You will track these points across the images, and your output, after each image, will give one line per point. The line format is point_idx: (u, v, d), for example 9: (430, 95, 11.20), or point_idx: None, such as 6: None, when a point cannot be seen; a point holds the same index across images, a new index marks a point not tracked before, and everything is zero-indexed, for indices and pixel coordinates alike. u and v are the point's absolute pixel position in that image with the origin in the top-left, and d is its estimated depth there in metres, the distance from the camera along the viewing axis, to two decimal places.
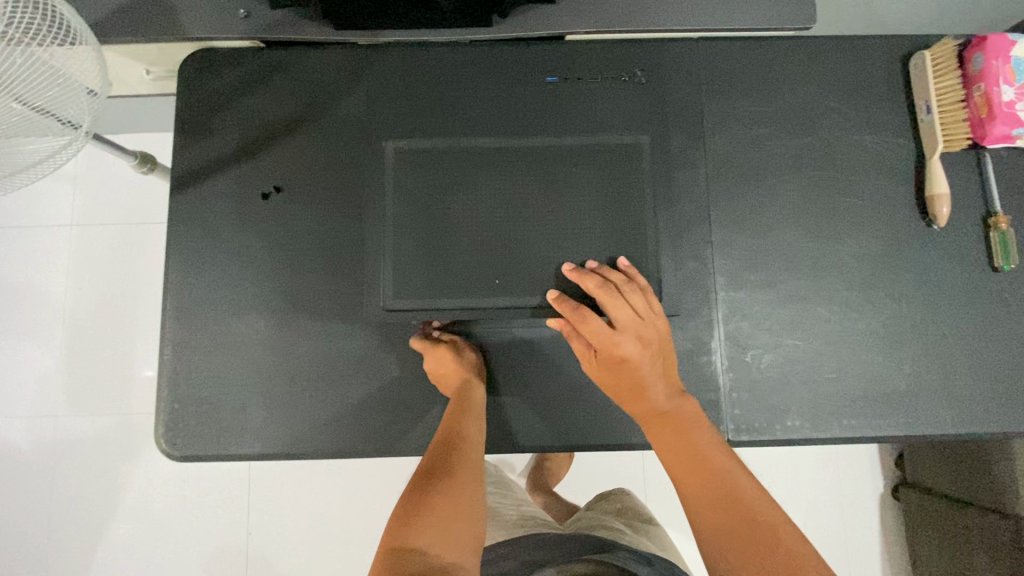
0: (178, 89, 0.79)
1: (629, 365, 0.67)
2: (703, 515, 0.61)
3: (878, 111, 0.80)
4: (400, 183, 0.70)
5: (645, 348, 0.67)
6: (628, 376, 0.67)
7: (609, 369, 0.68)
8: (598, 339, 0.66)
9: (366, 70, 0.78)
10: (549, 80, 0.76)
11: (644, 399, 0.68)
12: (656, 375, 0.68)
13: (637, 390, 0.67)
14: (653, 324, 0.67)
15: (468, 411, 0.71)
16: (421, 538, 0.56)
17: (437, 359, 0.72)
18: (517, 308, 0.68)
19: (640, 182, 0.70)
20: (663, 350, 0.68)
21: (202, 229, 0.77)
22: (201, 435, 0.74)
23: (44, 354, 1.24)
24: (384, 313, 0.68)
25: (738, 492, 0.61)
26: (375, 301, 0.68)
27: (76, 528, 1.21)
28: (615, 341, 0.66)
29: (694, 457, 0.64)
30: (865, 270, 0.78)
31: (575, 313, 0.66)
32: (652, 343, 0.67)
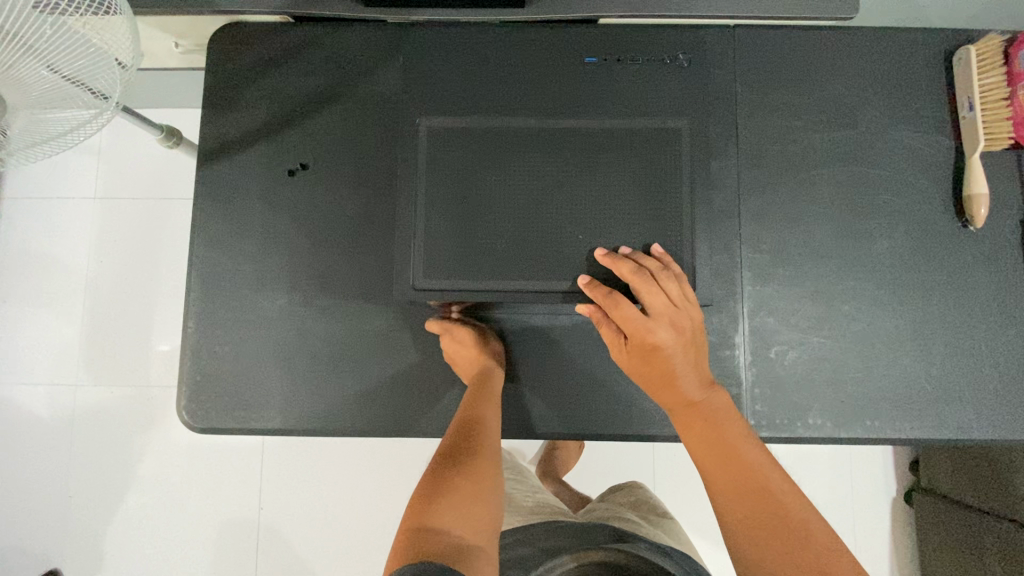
0: (209, 60, 0.79)
1: (661, 352, 0.66)
2: (732, 508, 0.61)
3: (917, 107, 0.78)
4: (434, 161, 0.69)
5: (679, 337, 0.66)
6: (659, 365, 0.66)
7: (640, 357, 0.67)
8: (632, 326, 0.66)
9: (400, 48, 0.77)
10: (587, 61, 0.74)
11: (675, 387, 0.67)
12: (688, 364, 0.67)
13: (668, 378, 0.66)
14: (687, 312, 0.66)
15: (487, 394, 0.70)
16: (443, 518, 0.57)
17: (458, 340, 0.73)
18: (545, 293, 0.68)
19: (674, 170, 0.69)
20: (695, 340, 0.67)
21: (228, 203, 0.77)
22: (222, 409, 0.75)
23: (66, 324, 1.26)
24: (412, 292, 0.68)
25: (768, 486, 0.61)
26: (402, 281, 0.68)
27: (93, 495, 1.23)
28: (648, 327, 0.65)
29: (725, 449, 0.63)
30: (896, 270, 0.76)
31: (608, 299, 0.65)
32: (686, 331, 0.66)
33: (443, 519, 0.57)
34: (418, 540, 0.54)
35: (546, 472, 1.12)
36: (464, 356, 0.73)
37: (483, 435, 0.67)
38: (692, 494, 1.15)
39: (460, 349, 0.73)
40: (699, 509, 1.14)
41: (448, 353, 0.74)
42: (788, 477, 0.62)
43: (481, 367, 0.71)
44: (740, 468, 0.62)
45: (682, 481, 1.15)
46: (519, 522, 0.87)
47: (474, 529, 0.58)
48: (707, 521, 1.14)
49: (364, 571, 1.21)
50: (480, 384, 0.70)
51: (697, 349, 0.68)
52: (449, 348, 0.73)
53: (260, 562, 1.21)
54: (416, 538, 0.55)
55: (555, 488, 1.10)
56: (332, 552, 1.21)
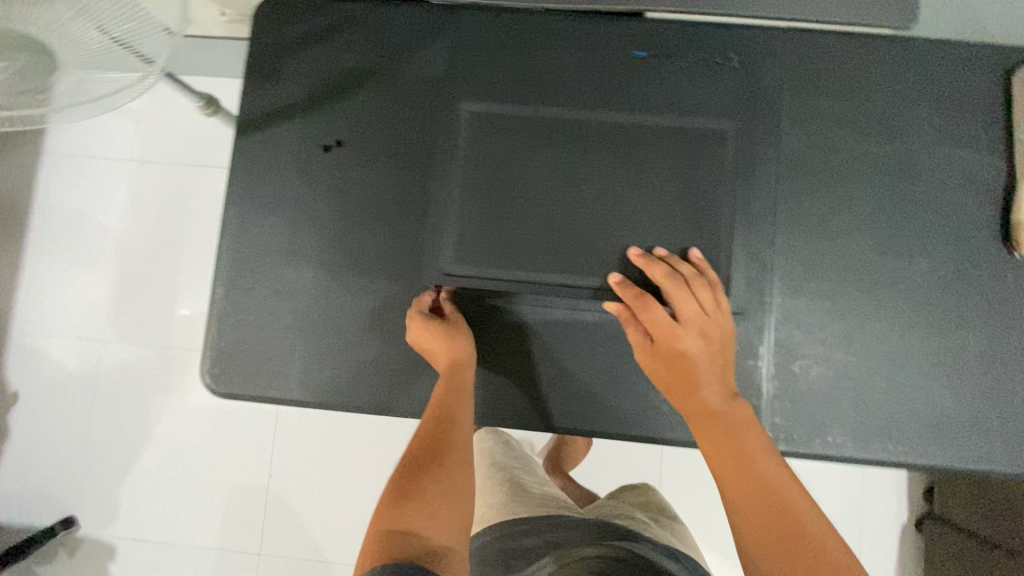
0: (253, 32, 0.80)
1: (687, 360, 0.65)
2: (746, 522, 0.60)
3: (969, 125, 0.76)
4: (473, 144, 0.71)
5: (707, 345, 0.66)
6: (684, 371, 0.66)
7: (663, 363, 0.67)
8: (660, 329, 0.66)
9: (441, 29, 0.76)
10: (637, 54, 0.74)
11: (697, 395, 0.66)
12: (713, 375, 0.66)
13: (691, 386, 0.66)
14: (718, 322, 0.67)
15: (460, 388, 0.69)
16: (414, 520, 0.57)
17: (429, 332, 0.70)
18: (576, 287, 0.70)
19: (716, 171, 0.71)
20: (724, 351, 0.67)
21: (263, 174, 0.78)
22: (245, 376, 0.76)
23: (97, 281, 1.30)
24: (443, 276, 0.72)
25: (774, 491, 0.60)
26: (437, 265, 0.72)
27: (112, 446, 1.27)
28: (677, 333, 0.66)
29: (743, 462, 0.62)
30: (932, 292, 0.74)
31: (638, 301, 0.66)
32: (714, 341, 0.66)
33: (414, 519, 0.57)
34: (391, 542, 0.55)
35: (554, 465, 1.13)
36: (433, 347, 0.70)
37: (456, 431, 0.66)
38: (696, 500, 1.14)
39: (430, 340, 0.70)
40: (704, 516, 1.14)
41: (418, 343, 0.71)
42: (807, 497, 0.61)
43: (451, 360, 0.69)
44: (751, 476, 0.61)
45: (689, 487, 1.15)
46: (523, 513, 0.86)
47: (446, 530, 0.57)
48: (712, 530, 1.13)
49: None
50: (450, 379, 0.69)
51: (724, 362, 0.67)
52: (421, 336, 0.70)
53: (266, 527, 1.24)
54: (384, 540, 0.55)
55: (562, 484, 1.10)
56: (335, 524, 1.24)
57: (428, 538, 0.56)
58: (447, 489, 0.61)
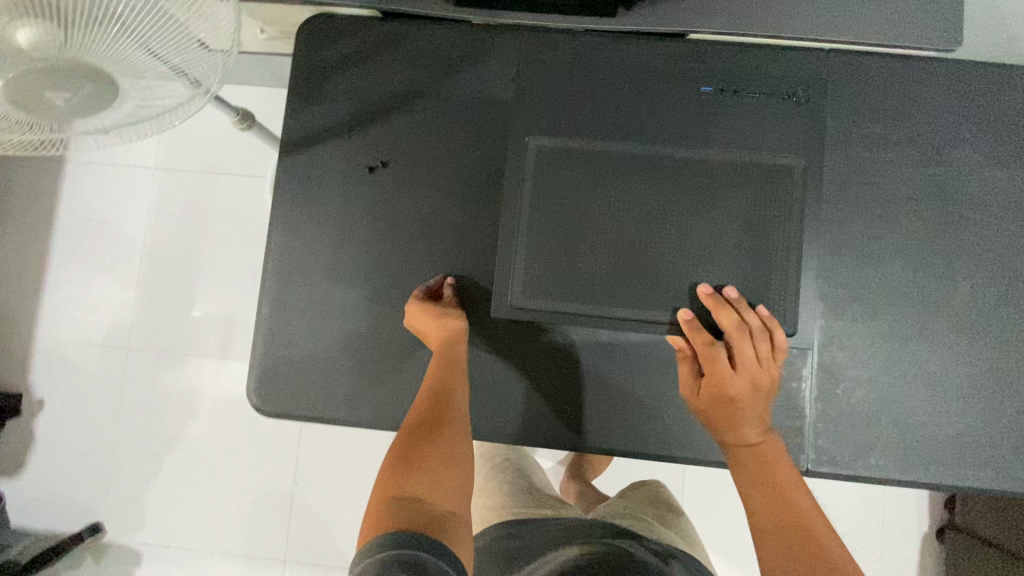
0: (296, 52, 0.81)
1: (737, 403, 0.66)
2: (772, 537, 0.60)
3: (1012, 148, 0.76)
4: (541, 179, 0.72)
5: (758, 393, 0.67)
6: (731, 416, 0.66)
7: (712, 403, 0.67)
8: (717, 374, 0.67)
9: (486, 52, 0.78)
10: (703, 88, 0.74)
11: (737, 429, 0.66)
12: (757, 415, 0.67)
13: (733, 423, 0.66)
14: (770, 373, 0.68)
15: (455, 363, 0.69)
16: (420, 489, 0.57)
17: (420, 310, 0.71)
18: (640, 321, 0.71)
19: (783, 207, 0.71)
20: (770, 400, 0.68)
21: (307, 193, 0.79)
22: (289, 395, 0.77)
23: (123, 289, 1.30)
24: (510, 309, 0.72)
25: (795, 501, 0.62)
26: (504, 298, 0.72)
27: (139, 453, 1.28)
28: (733, 379, 0.66)
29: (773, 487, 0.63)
30: (975, 314, 0.74)
31: (702, 340, 0.67)
32: (766, 390, 0.67)
33: (421, 489, 0.57)
34: (395, 509, 0.54)
35: (576, 474, 1.13)
36: (425, 322, 0.70)
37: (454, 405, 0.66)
38: (721, 512, 1.15)
39: (422, 317, 0.71)
40: (729, 527, 1.15)
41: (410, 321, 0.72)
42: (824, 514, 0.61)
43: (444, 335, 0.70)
44: (775, 490, 0.63)
45: (715, 498, 1.15)
46: (523, 514, 0.85)
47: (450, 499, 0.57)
48: (736, 541, 1.14)
49: None
50: (444, 354, 0.70)
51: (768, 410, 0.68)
52: (413, 315, 0.71)
53: (291, 534, 1.25)
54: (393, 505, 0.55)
55: (579, 491, 1.11)
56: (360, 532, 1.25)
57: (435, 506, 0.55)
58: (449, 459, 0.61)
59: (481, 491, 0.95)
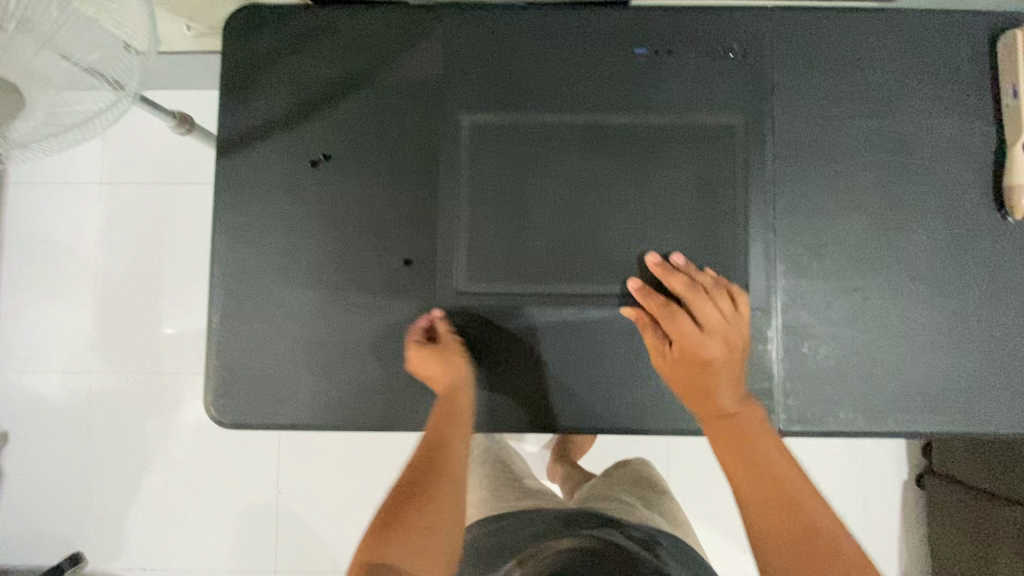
0: (224, 47, 0.77)
1: (706, 367, 0.66)
2: (769, 537, 0.58)
3: (958, 94, 0.76)
4: (477, 158, 0.72)
5: (728, 351, 0.67)
6: (702, 377, 0.66)
7: (682, 368, 0.67)
8: (681, 336, 0.67)
9: (421, 32, 0.75)
10: (637, 51, 0.73)
11: (712, 401, 0.66)
12: (730, 383, 0.67)
13: (707, 391, 0.66)
14: (738, 330, 0.67)
15: (461, 415, 0.68)
16: (397, 553, 0.57)
17: (429, 358, 0.69)
18: (592, 295, 0.72)
19: (724, 168, 0.72)
20: (743, 357, 0.68)
21: (249, 193, 0.76)
22: (249, 404, 0.74)
23: (80, 311, 1.25)
24: (457, 296, 0.73)
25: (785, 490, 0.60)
26: (450, 283, 0.73)
27: (113, 478, 1.24)
28: (699, 339, 0.66)
29: (771, 484, 0.61)
30: (932, 262, 0.75)
31: (659, 304, 0.68)
32: (736, 347, 0.67)
33: (397, 554, 0.57)
34: None
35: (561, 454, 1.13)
36: (434, 369, 0.69)
37: (448, 455, 0.65)
38: (706, 479, 1.16)
39: (429, 365, 0.69)
40: (714, 494, 1.16)
41: (417, 365, 0.70)
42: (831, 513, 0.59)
43: (452, 385, 0.69)
44: (767, 479, 0.61)
45: (698, 467, 1.16)
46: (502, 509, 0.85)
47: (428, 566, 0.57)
48: (722, 507, 1.15)
49: None
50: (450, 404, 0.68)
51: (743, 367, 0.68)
52: (421, 362, 0.69)
53: (279, 543, 1.23)
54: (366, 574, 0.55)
55: (566, 471, 1.10)
56: (349, 535, 1.23)
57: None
58: (430, 518, 0.60)
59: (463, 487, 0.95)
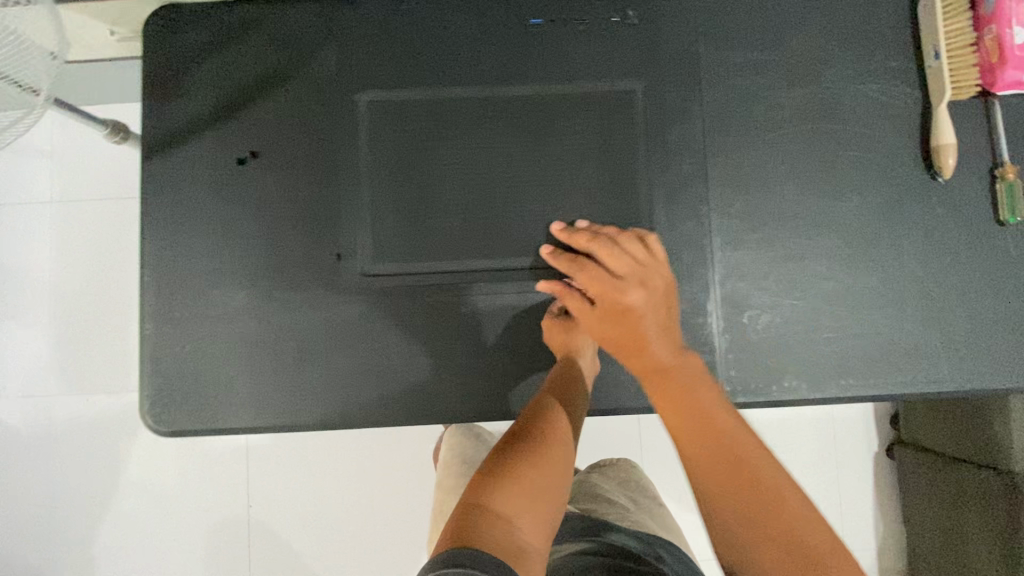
0: (144, 49, 0.75)
1: (630, 314, 0.66)
2: (711, 488, 0.58)
3: (882, 59, 0.77)
4: (377, 134, 0.72)
5: (650, 295, 0.66)
6: (628, 328, 0.66)
7: (607, 321, 0.67)
8: (601, 289, 0.67)
9: (336, 21, 0.73)
10: (532, 22, 0.74)
11: (644, 351, 0.65)
12: (660, 329, 0.65)
13: (638, 341, 0.65)
14: (656, 271, 0.67)
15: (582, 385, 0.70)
16: (505, 506, 0.55)
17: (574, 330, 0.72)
18: (502, 269, 0.72)
19: (630, 132, 0.73)
20: (668, 300, 0.67)
21: (177, 196, 0.74)
22: (187, 410, 0.73)
23: (34, 332, 1.22)
24: (361, 278, 0.72)
25: (748, 473, 0.57)
26: (354, 267, 0.72)
27: (78, 502, 1.21)
28: (618, 289, 0.67)
29: (714, 437, 0.59)
30: (866, 227, 0.75)
31: (570, 264, 0.69)
32: (657, 289, 0.66)
33: (506, 507, 0.55)
34: (474, 522, 0.53)
35: None
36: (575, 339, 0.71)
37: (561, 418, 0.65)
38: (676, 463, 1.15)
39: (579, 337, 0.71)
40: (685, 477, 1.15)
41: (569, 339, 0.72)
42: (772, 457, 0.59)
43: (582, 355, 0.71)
44: (710, 434, 0.60)
45: (667, 450, 1.16)
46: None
47: (534, 528, 0.56)
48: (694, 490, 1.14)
49: (355, 560, 1.20)
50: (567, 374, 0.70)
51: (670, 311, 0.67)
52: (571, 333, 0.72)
53: (252, 556, 1.21)
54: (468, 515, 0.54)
55: None
56: (322, 544, 1.21)
57: (519, 530, 0.54)
58: (541, 479, 0.59)
59: (444, 489, 0.91)
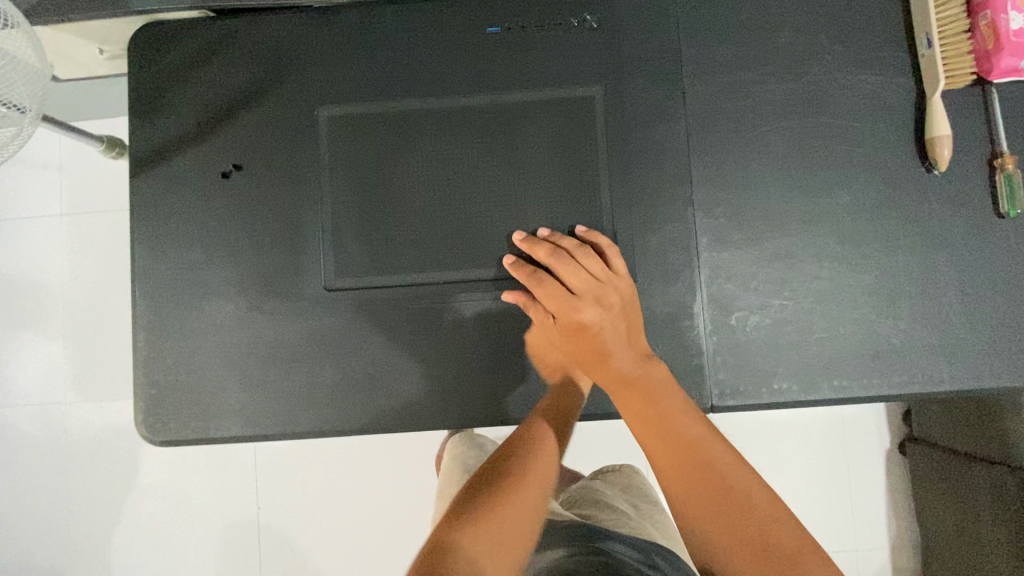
0: (129, 67, 0.77)
1: (588, 330, 0.69)
2: (676, 485, 0.65)
3: (872, 49, 0.74)
4: (336, 149, 0.73)
5: (606, 312, 0.69)
6: (588, 343, 0.70)
7: (566, 335, 0.70)
8: (558, 304, 0.69)
9: (304, 33, 0.74)
10: (489, 30, 0.73)
11: (608, 364, 0.69)
12: (621, 343, 0.69)
13: (601, 355, 0.69)
14: (613, 287, 0.69)
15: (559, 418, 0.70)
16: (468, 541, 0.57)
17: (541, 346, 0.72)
18: (467, 281, 0.71)
19: (591, 136, 0.72)
20: (625, 314, 0.69)
21: (165, 210, 0.75)
22: (179, 420, 0.74)
23: (47, 343, 1.25)
24: (325, 293, 0.73)
25: (709, 470, 0.64)
26: (318, 281, 0.73)
27: (93, 506, 1.24)
28: (574, 306, 0.69)
29: (674, 439, 0.66)
30: (859, 223, 0.73)
31: (531, 279, 0.69)
32: (613, 307, 0.69)
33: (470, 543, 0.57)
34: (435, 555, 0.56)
35: None
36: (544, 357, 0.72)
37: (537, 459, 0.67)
38: None
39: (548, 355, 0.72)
40: None
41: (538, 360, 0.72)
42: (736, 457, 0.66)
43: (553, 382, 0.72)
44: (673, 440, 0.66)
45: None
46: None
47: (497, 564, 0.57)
48: None
49: (360, 565, 1.21)
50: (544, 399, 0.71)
51: (629, 324, 0.69)
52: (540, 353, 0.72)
53: (261, 559, 1.22)
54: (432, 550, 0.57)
55: None
56: (328, 548, 1.21)
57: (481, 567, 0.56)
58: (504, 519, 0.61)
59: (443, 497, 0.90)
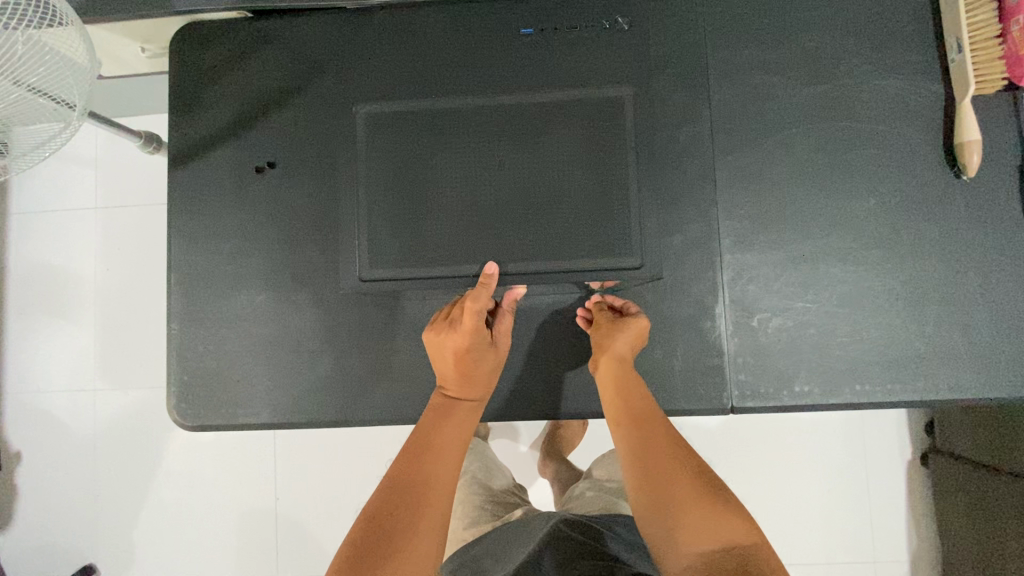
0: (172, 65, 0.79)
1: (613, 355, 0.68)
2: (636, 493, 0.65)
3: (901, 52, 0.74)
4: (372, 145, 0.71)
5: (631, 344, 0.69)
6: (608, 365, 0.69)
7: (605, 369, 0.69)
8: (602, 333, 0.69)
9: (344, 33, 0.76)
10: (523, 32, 0.75)
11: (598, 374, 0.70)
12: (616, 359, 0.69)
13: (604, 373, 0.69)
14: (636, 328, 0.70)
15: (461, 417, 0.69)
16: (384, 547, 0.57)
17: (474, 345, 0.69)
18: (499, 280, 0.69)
19: (623, 136, 0.70)
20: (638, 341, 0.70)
21: (200, 203, 0.78)
22: (209, 407, 0.77)
23: (78, 331, 1.29)
24: (359, 284, 0.70)
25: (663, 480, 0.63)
26: (352, 273, 0.71)
27: (118, 490, 1.28)
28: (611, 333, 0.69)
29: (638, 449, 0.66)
30: (885, 227, 0.73)
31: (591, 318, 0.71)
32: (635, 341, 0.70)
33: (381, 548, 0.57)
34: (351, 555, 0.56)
35: (551, 453, 1.11)
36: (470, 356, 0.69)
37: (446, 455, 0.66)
38: None
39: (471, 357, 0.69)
40: None
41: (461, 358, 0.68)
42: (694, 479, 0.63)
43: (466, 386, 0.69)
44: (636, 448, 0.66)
45: None
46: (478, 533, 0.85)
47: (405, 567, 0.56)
48: None
49: None
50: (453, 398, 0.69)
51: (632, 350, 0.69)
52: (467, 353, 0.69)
53: (278, 548, 1.24)
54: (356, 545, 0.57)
55: (556, 469, 1.09)
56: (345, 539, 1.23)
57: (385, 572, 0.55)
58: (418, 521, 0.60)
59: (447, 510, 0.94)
